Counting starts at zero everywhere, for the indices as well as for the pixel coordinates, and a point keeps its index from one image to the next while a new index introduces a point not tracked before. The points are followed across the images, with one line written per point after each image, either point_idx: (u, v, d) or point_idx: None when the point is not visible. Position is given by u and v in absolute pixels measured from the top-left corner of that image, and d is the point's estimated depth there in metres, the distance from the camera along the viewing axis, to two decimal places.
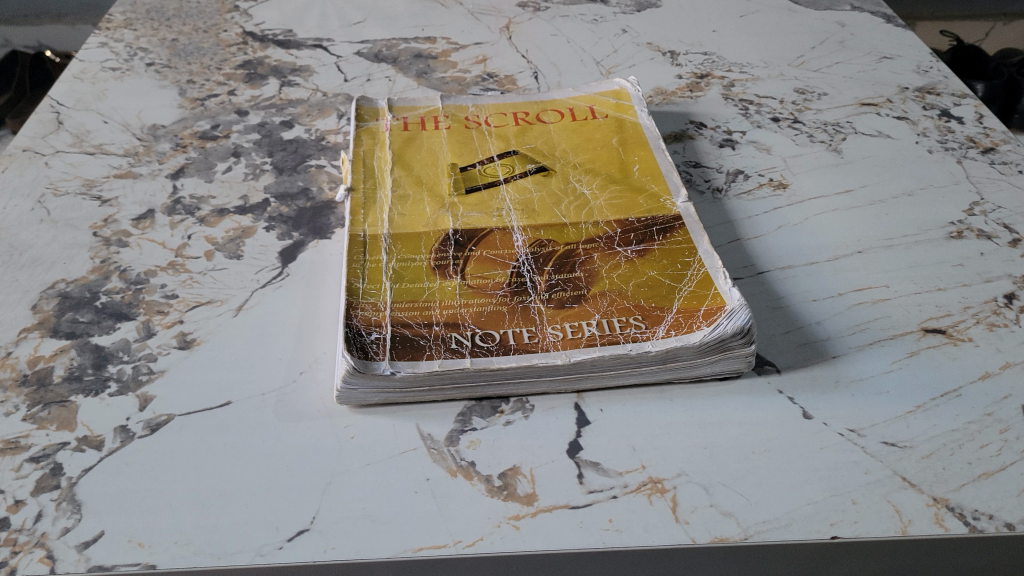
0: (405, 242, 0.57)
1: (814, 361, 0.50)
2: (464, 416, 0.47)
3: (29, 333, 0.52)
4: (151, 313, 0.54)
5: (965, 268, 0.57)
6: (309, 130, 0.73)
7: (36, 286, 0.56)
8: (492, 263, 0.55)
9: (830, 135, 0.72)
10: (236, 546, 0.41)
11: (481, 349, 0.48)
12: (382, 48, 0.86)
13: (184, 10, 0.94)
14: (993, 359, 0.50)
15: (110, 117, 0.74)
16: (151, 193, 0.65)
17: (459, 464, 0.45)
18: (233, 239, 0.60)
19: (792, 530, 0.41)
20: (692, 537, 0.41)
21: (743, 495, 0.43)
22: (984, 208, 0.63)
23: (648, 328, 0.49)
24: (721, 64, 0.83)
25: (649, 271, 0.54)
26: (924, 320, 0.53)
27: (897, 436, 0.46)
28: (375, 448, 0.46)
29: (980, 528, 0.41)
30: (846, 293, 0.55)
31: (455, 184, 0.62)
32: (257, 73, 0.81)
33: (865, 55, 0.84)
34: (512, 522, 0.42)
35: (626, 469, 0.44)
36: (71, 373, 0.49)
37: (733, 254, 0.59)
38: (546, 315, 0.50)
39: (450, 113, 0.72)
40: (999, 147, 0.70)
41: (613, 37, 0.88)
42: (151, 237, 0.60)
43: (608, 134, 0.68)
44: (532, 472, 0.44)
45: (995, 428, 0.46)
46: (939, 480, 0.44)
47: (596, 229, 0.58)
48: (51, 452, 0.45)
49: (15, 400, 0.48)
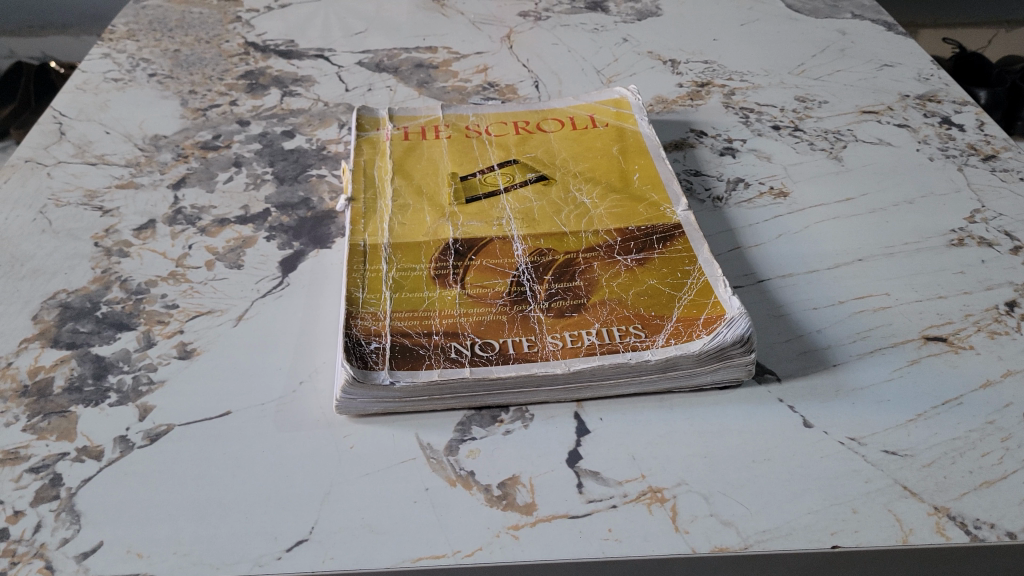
0: (405, 251, 0.57)
1: (815, 370, 0.50)
2: (464, 425, 0.47)
3: (30, 343, 0.52)
4: (151, 323, 0.54)
5: (966, 276, 0.57)
6: (310, 140, 0.73)
7: (37, 296, 0.56)
8: (492, 271, 0.55)
9: (831, 143, 0.72)
10: (235, 556, 0.41)
11: (481, 359, 0.48)
12: (384, 58, 0.86)
13: (187, 21, 0.94)
14: (994, 366, 0.50)
15: (112, 128, 0.75)
16: (153, 203, 0.65)
17: (458, 473, 0.45)
18: (233, 249, 0.60)
19: (792, 539, 0.41)
20: (692, 546, 0.41)
21: (743, 503, 0.43)
22: (986, 215, 0.63)
23: (648, 336, 0.49)
24: (722, 72, 0.83)
25: (648, 280, 0.54)
26: (926, 327, 0.53)
27: (898, 445, 0.46)
28: (375, 458, 0.46)
29: (982, 537, 0.41)
30: (846, 301, 0.55)
31: (455, 194, 0.63)
32: (259, 83, 0.82)
33: (866, 63, 0.85)
34: (512, 531, 0.42)
35: (626, 478, 0.44)
36: (72, 383, 0.49)
37: (733, 262, 0.59)
38: (545, 324, 0.50)
39: (451, 122, 0.72)
40: (1000, 154, 0.70)
41: (614, 45, 0.89)
42: (152, 247, 0.60)
43: (608, 142, 0.68)
44: (531, 481, 0.44)
45: (996, 436, 0.46)
46: (940, 489, 0.43)
47: (596, 238, 0.58)
48: (51, 462, 0.45)
49: (15, 410, 0.48)
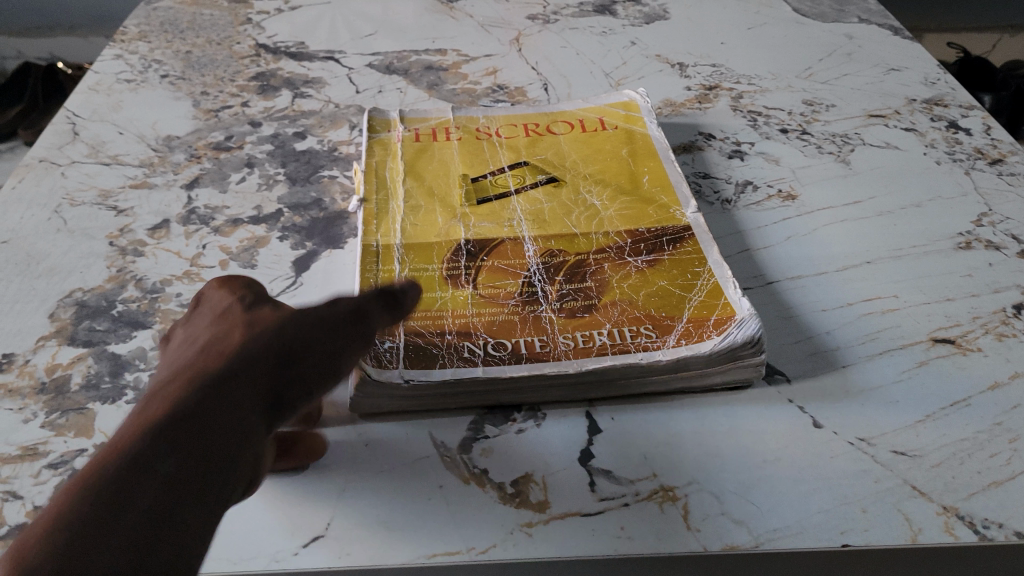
0: (417, 252, 0.57)
1: (824, 371, 0.51)
2: (477, 424, 0.48)
3: (47, 341, 0.53)
4: (167, 321, 0.54)
5: (973, 279, 0.58)
6: (322, 141, 0.74)
7: (53, 294, 0.57)
8: (504, 272, 0.55)
9: (838, 146, 0.73)
10: (250, 552, 0.41)
11: (494, 358, 0.48)
12: (394, 60, 0.87)
13: (198, 22, 0.95)
14: (1003, 369, 0.51)
15: (125, 128, 0.75)
16: (167, 203, 0.65)
17: (471, 471, 0.45)
18: (246, 249, 0.61)
19: (803, 537, 0.42)
20: (704, 544, 0.41)
21: (754, 503, 0.43)
22: (993, 219, 0.63)
23: (658, 337, 0.49)
24: (730, 75, 0.84)
25: (658, 281, 0.54)
26: (934, 329, 0.53)
27: (907, 445, 0.46)
28: (389, 455, 0.46)
29: (990, 537, 0.42)
30: (854, 303, 0.56)
31: (467, 195, 0.63)
32: (270, 84, 0.83)
33: (873, 67, 0.85)
34: (526, 529, 0.42)
35: (638, 476, 0.45)
36: (89, 381, 0.50)
37: (742, 264, 0.59)
38: (557, 325, 0.51)
39: (461, 124, 0.72)
40: (1007, 158, 0.71)
41: (622, 49, 0.89)
42: (167, 246, 0.61)
43: (618, 145, 0.69)
44: (544, 479, 0.45)
45: (1004, 438, 0.46)
46: (949, 489, 0.44)
47: (606, 239, 0.58)
48: (69, 458, 0.46)
49: (33, 407, 0.48)
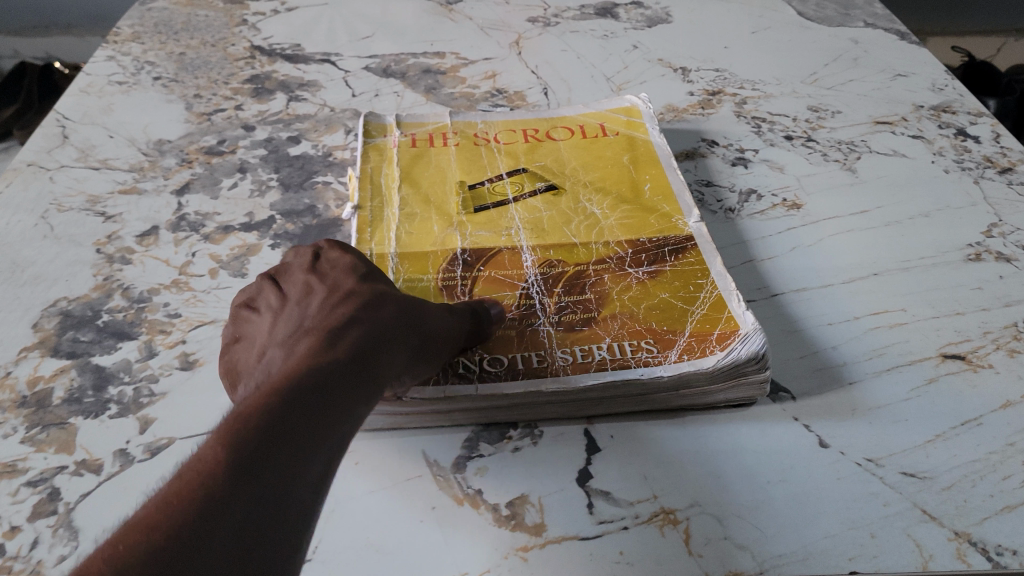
0: (412, 261, 0.56)
1: (830, 388, 0.49)
2: (472, 441, 0.46)
3: (29, 353, 0.51)
4: (153, 333, 0.53)
5: (984, 292, 0.56)
6: (316, 146, 0.72)
7: (37, 303, 0.55)
8: (501, 283, 0.54)
9: (844, 154, 0.71)
10: None
11: (489, 374, 0.47)
12: (391, 63, 0.85)
13: (192, 23, 0.94)
14: (1015, 386, 0.49)
15: (116, 132, 0.74)
16: (156, 209, 0.64)
17: (466, 491, 0.44)
18: (237, 257, 0.59)
19: (809, 564, 0.40)
20: (706, 570, 0.40)
21: (759, 527, 0.42)
22: (1003, 230, 0.62)
23: (660, 352, 0.48)
24: (733, 81, 0.82)
25: (660, 293, 0.52)
26: (944, 345, 0.52)
27: (917, 467, 0.45)
28: (381, 473, 0.44)
29: (1004, 564, 0.40)
30: (861, 317, 0.54)
31: (464, 203, 0.62)
32: (264, 87, 0.81)
33: (879, 72, 0.83)
34: (521, 553, 0.41)
35: (637, 498, 0.43)
36: (71, 395, 0.48)
37: (746, 275, 0.58)
38: (555, 338, 0.49)
39: (459, 129, 0.71)
40: (1017, 167, 0.69)
41: (624, 53, 0.88)
42: (155, 254, 0.59)
43: (619, 151, 0.67)
44: (541, 500, 0.43)
45: (1018, 459, 0.45)
46: (961, 514, 0.42)
47: (606, 249, 0.57)
48: (49, 476, 0.44)
49: (14, 421, 0.47)
